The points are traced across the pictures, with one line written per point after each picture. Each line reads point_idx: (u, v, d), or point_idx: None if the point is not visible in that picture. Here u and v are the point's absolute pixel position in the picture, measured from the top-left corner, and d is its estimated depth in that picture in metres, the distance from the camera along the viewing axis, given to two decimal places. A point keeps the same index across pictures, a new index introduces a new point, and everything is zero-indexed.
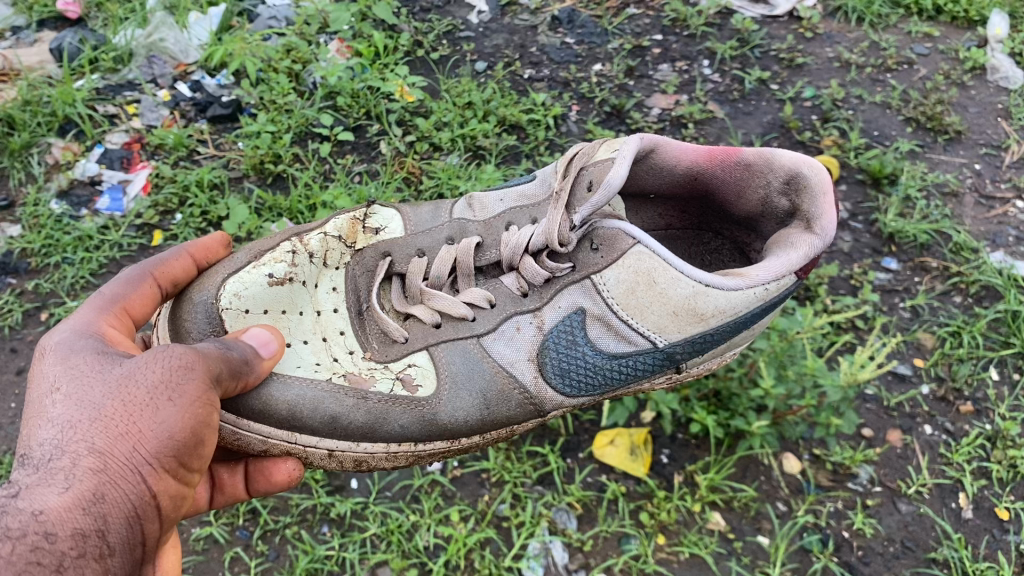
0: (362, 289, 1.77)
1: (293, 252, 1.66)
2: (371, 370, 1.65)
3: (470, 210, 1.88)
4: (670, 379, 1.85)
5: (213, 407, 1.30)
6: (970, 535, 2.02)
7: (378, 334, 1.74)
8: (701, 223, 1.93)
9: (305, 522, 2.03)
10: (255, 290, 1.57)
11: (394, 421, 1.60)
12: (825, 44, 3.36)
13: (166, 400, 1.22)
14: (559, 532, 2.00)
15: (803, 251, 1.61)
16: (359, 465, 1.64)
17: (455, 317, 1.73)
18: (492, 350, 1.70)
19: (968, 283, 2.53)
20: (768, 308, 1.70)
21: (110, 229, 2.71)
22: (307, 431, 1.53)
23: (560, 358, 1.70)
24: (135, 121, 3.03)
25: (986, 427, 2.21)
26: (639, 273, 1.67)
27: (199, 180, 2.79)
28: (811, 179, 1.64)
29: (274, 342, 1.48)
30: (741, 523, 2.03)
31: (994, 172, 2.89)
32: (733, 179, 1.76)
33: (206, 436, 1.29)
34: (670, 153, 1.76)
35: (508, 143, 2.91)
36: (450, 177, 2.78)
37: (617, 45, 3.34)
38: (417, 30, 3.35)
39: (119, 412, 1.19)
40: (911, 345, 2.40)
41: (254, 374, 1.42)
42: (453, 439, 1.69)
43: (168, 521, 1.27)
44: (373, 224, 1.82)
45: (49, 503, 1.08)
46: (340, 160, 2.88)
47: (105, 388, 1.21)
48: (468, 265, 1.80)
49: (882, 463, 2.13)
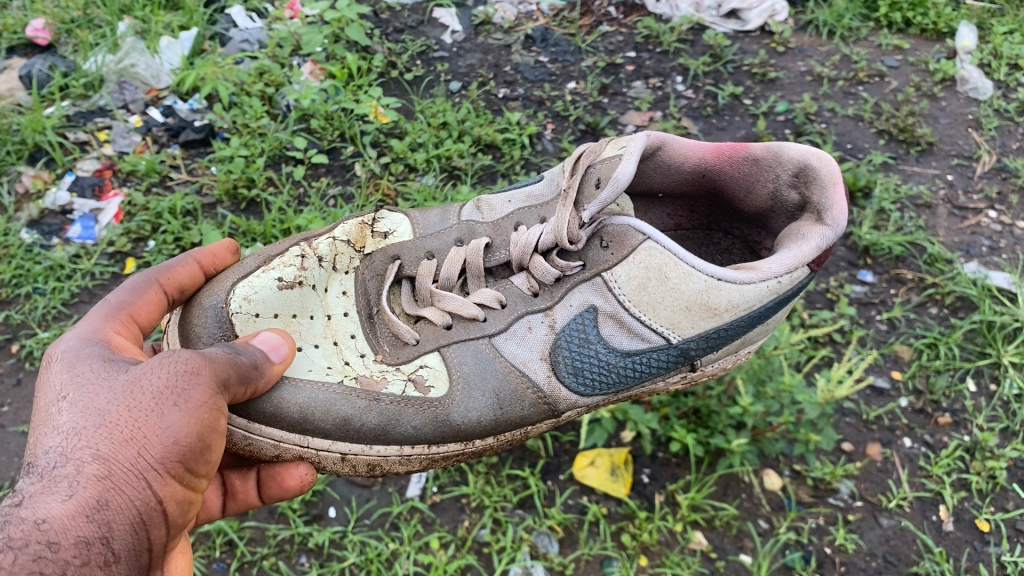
0: (372, 292, 1.77)
1: (302, 256, 1.66)
2: (382, 372, 1.63)
3: (479, 213, 1.87)
4: (684, 380, 1.80)
5: (219, 412, 1.27)
6: (952, 548, 2.01)
7: (389, 336, 1.73)
8: (711, 222, 1.93)
9: (282, 552, 1.99)
10: (265, 293, 1.56)
11: (406, 422, 1.56)
12: (797, 59, 3.39)
13: (171, 405, 1.20)
14: (540, 556, 1.98)
15: (815, 242, 1.59)
16: (372, 469, 1.61)
17: (466, 318, 1.71)
18: (504, 350, 1.67)
19: (943, 294, 2.54)
20: (782, 302, 1.68)
21: (82, 257, 2.67)
22: (319, 434, 1.49)
23: (573, 356, 1.66)
24: (107, 147, 3.01)
25: (965, 438, 2.21)
26: (651, 268, 1.64)
27: (172, 207, 2.77)
28: (819, 170, 1.63)
29: (285, 346, 1.45)
30: (723, 542, 2.02)
31: (966, 183, 2.91)
32: (742, 175, 1.76)
33: (212, 442, 1.26)
34: (677, 149, 1.77)
35: (484, 163, 2.91)
36: (425, 199, 2.77)
37: (591, 62, 3.34)
38: (391, 50, 3.34)
39: (124, 417, 1.17)
40: (889, 358, 2.40)
41: (263, 380, 1.40)
42: (467, 442, 1.64)
43: (175, 529, 1.23)
44: (382, 228, 1.82)
45: (52, 510, 1.05)
46: (315, 184, 2.86)
47: (110, 395, 1.19)
48: (478, 266, 1.78)
49: (862, 477, 2.13)
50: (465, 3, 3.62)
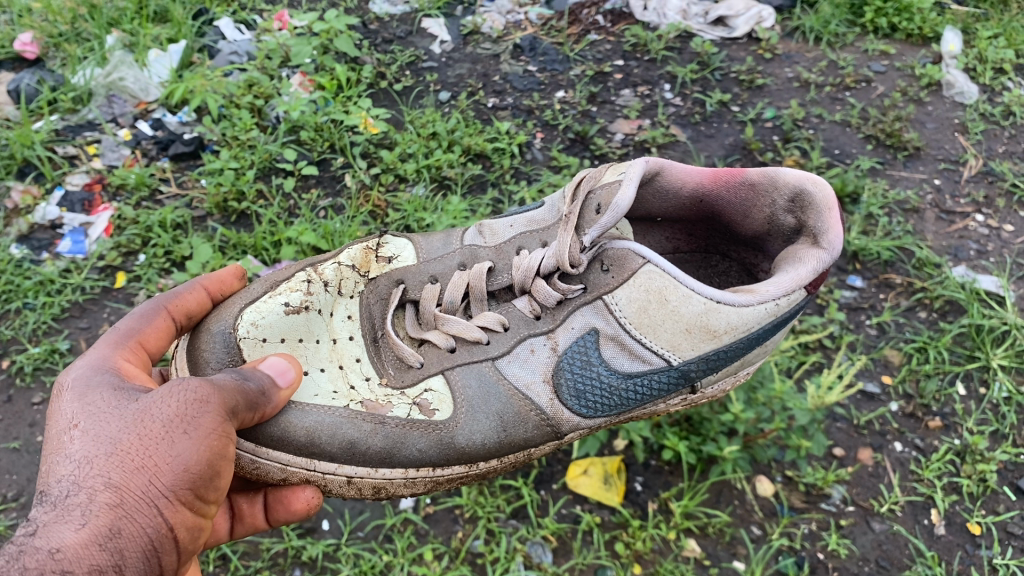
0: (376, 317, 1.75)
1: (308, 281, 1.66)
2: (387, 396, 1.63)
3: (482, 237, 1.87)
4: (684, 402, 1.81)
5: (229, 439, 1.27)
6: (943, 552, 2.02)
7: (393, 360, 1.72)
8: (708, 245, 1.94)
9: (276, 566, 1.99)
10: (272, 318, 1.57)
11: (411, 445, 1.56)
12: (784, 65, 3.41)
13: (181, 433, 1.20)
14: (534, 566, 1.98)
15: (812, 265, 1.61)
16: (377, 493, 1.60)
17: (470, 340, 1.71)
18: (507, 373, 1.67)
19: (932, 298, 2.55)
20: (780, 323, 1.69)
21: (72, 272, 2.67)
22: (325, 458, 1.50)
23: (575, 379, 1.67)
24: (96, 162, 3.00)
25: (955, 442, 2.22)
26: (651, 292, 1.65)
27: (162, 220, 2.76)
28: (815, 195, 1.65)
29: (292, 372, 1.46)
30: (716, 549, 2.02)
31: (953, 187, 2.93)
32: (739, 200, 1.77)
33: (222, 468, 1.27)
34: (675, 175, 1.78)
35: (474, 172, 2.91)
36: (416, 209, 2.77)
37: (579, 71, 3.36)
38: (380, 61, 3.34)
39: (134, 446, 1.17)
40: (879, 362, 2.42)
41: (271, 406, 1.40)
42: (471, 464, 1.65)
43: (186, 556, 1.24)
44: (386, 253, 1.80)
45: (66, 539, 1.06)
46: (305, 195, 2.86)
47: (121, 424, 1.19)
48: (481, 290, 1.78)
49: (854, 482, 2.14)
50: (453, 14, 3.63)
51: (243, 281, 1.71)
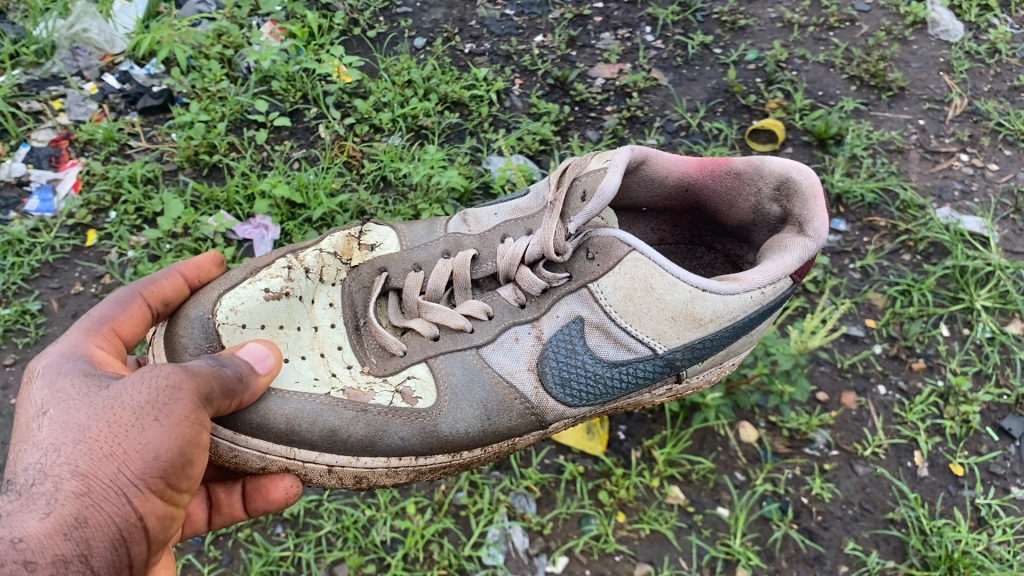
0: (359, 304, 1.73)
1: (288, 267, 1.62)
2: (370, 383, 1.59)
3: (465, 225, 1.83)
4: (671, 391, 1.79)
5: (202, 426, 1.23)
6: (926, 494, 2.02)
7: (376, 348, 1.69)
8: (693, 237, 1.89)
9: (257, 523, 1.96)
10: (252, 304, 1.52)
11: (394, 433, 1.52)
12: (767, 5, 3.33)
13: (152, 420, 1.16)
14: (518, 517, 1.97)
15: (797, 254, 1.56)
16: (359, 482, 1.57)
17: (453, 328, 1.68)
18: (491, 361, 1.64)
19: (917, 240, 2.53)
20: (766, 312, 1.65)
21: (41, 230, 2.60)
22: (306, 445, 1.46)
23: (560, 367, 1.63)
24: (62, 117, 2.92)
25: (939, 383, 2.21)
26: (636, 280, 1.61)
27: (131, 175, 2.69)
28: (801, 183, 1.59)
29: (270, 358, 1.42)
30: (700, 496, 2.02)
31: (938, 127, 2.88)
32: (724, 189, 1.72)
33: (195, 455, 1.23)
34: (660, 164, 1.74)
35: (451, 121, 2.85)
36: (392, 159, 2.70)
37: (557, 15, 3.27)
38: (352, 8, 3.24)
39: (103, 432, 1.14)
40: (863, 306, 2.39)
41: (249, 391, 1.37)
42: (454, 453, 1.61)
43: (159, 545, 1.20)
44: (368, 241, 1.77)
45: (28, 529, 1.03)
46: (278, 147, 2.79)
47: (91, 411, 1.16)
48: (465, 277, 1.74)
49: (838, 426, 2.13)
50: None
51: (222, 266, 1.66)
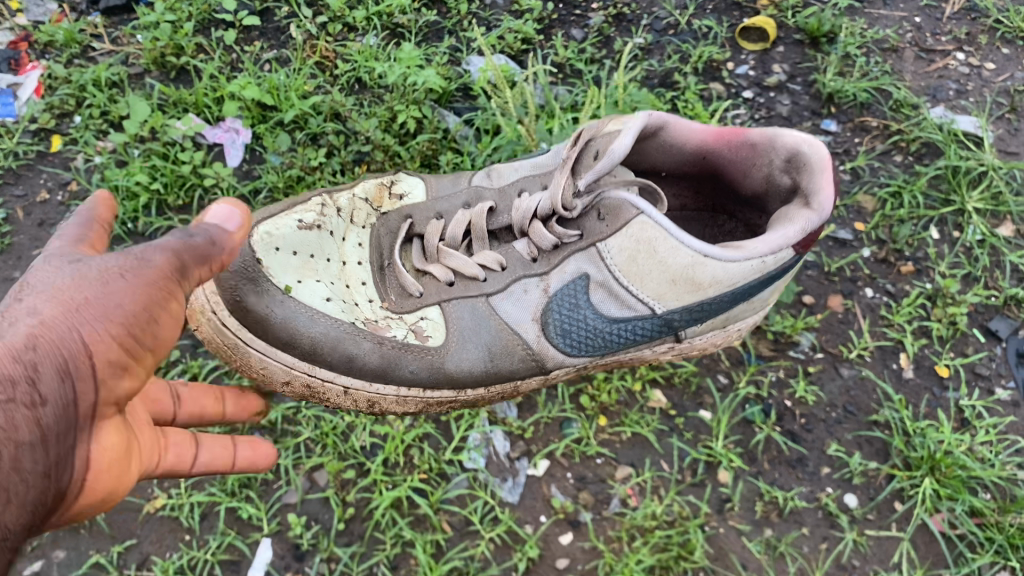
0: (385, 248, 1.74)
1: (322, 205, 1.67)
2: (386, 319, 1.62)
3: (488, 179, 1.80)
4: (672, 351, 1.78)
5: (167, 291, 1.14)
6: (911, 395, 2.01)
7: (397, 288, 1.70)
8: (715, 205, 1.79)
9: (234, 430, 1.92)
10: (287, 232, 1.56)
11: (404, 367, 1.57)
12: None
13: (116, 275, 1.09)
14: (499, 421, 1.93)
15: (799, 226, 1.49)
16: (370, 408, 1.62)
17: (467, 277, 1.67)
18: (500, 310, 1.65)
19: (909, 141, 2.46)
20: (768, 281, 1.60)
21: (3, 137, 2.49)
22: (326, 365, 1.51)
23: (562, 318, 1.64)
24: (20, 17, 2.77)
25: (927, 286, 2.17)
26: (640, 241, 1.55)
27: (95, 78, 2.56)
28: (810, 157, 1.51)
29: (239, 212, 1.27)
30: (682, 399, 1.99)
31: (935, 24, 2.77)
32: (740, 159, 1.63)
33: (159, 316, 1.13)
34: (678, 130, 1.63)
35: (429, 19, 2.72)
36: (367, 60, 2.58)
37: None
38: None
39: (65, 284, 1.07)
40: (852, 209, 2.34)
41: (225, 252, 1.23)
42: (458, 390, 1.66)
43: (111, 401, 1.10)
44: (397, 191, 1.81)
45: None
46: (248, 48, 2.67)
47: (63, 266, 1.10)
48: (483, 228, 1.72)
49: (823, 330, 2.10)
50: None
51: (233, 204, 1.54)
